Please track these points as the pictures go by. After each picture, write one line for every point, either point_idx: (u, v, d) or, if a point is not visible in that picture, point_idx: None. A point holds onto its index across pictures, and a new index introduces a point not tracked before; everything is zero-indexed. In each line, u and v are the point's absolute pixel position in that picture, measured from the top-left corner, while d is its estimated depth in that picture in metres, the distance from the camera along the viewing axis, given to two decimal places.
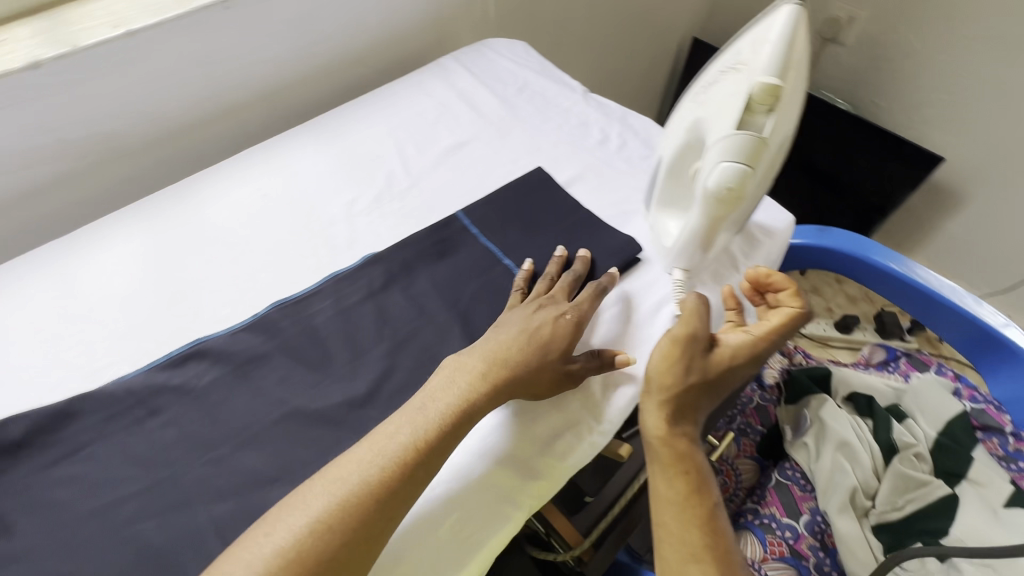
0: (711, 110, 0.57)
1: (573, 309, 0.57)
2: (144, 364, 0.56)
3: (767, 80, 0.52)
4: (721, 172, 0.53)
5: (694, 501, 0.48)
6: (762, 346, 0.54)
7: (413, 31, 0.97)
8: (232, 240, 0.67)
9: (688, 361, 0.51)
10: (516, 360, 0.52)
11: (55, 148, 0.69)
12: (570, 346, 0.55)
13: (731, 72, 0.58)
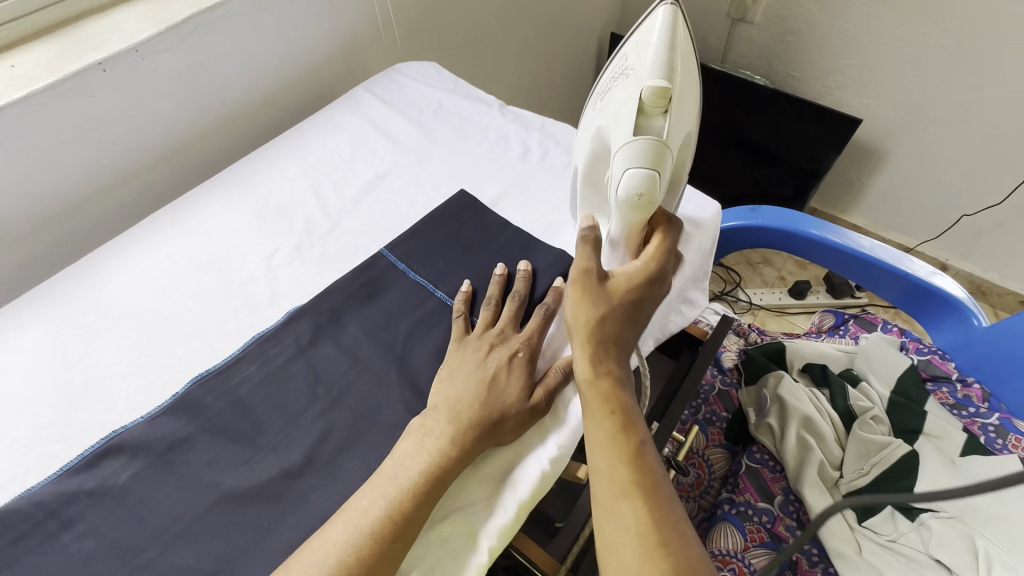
0: (613, 118, 0.56)
1: (523, 341, 0.56)
2: (54, 471, 0.51)
3: (654, 81, 0.51)
4: (628, 180, 0.53)
5: (624, 442, 0.47)
6: (655, 266, 0.55)
7: (318, 66, 0.94)
8: (143, 317, 0.62)
9: (587, 296, 0.53)
10: (477, 412, 0.50)
11: None
12: (529, 383, 0.53)
13: (624, 76, 0.57)
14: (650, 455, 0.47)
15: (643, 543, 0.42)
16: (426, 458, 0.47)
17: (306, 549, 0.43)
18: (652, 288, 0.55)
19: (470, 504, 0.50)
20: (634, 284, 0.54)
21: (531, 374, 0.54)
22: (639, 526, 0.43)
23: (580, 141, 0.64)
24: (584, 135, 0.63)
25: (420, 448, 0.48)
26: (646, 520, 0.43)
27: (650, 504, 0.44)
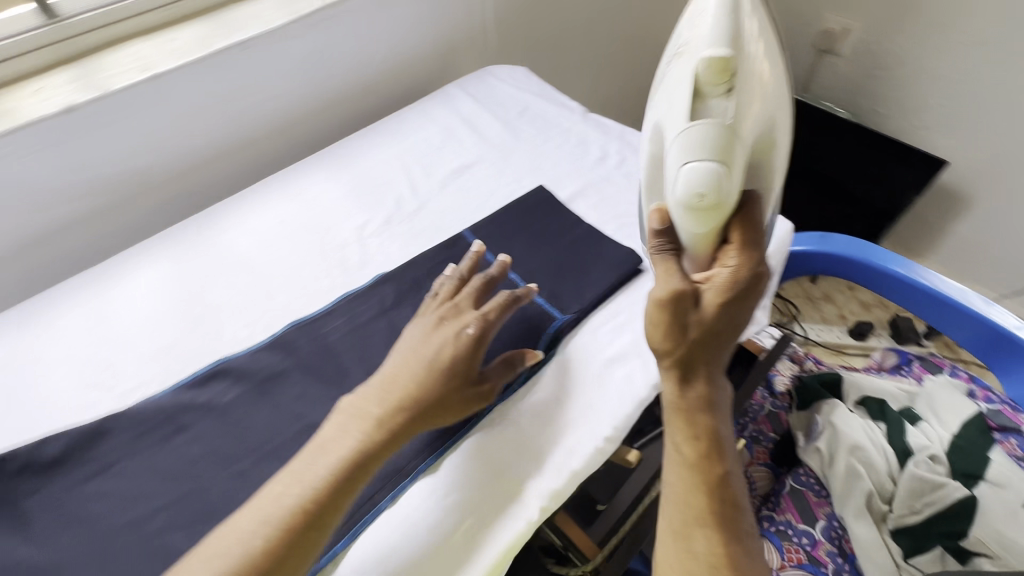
0: (667, 104, 0.57)
1: (477, 319, 0.54)
2: (171, 384, 0.59)
3: (712, 56, 0.52)
4: (691, 168, 0.53)
5: (706, 472, 0.49)
6: (751, 278, 0.51)
7: (419, 63, 1.02)
8: (251, 265, 0.70)
9: (672, 311, 0.50)
10: (417, 387, 0.50)
11: (88, 185, 0.73)
12: (472, 367, 0.52)
13: (675, 60, 0.58)
14: (731, 488, 0.49)
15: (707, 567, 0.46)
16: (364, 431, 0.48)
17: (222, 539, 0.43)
18: (744, 299, 0.51)
19: (525, 467, 0.54)
20: (723, 295, 0.51)
21: (478, 359, 0.53)
22: (707, 554, 0.47)
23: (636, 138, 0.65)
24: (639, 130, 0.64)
25: (353, 428, 0.48)
26: (716, 549, 0.47)
27: (721, 533, 0.47)
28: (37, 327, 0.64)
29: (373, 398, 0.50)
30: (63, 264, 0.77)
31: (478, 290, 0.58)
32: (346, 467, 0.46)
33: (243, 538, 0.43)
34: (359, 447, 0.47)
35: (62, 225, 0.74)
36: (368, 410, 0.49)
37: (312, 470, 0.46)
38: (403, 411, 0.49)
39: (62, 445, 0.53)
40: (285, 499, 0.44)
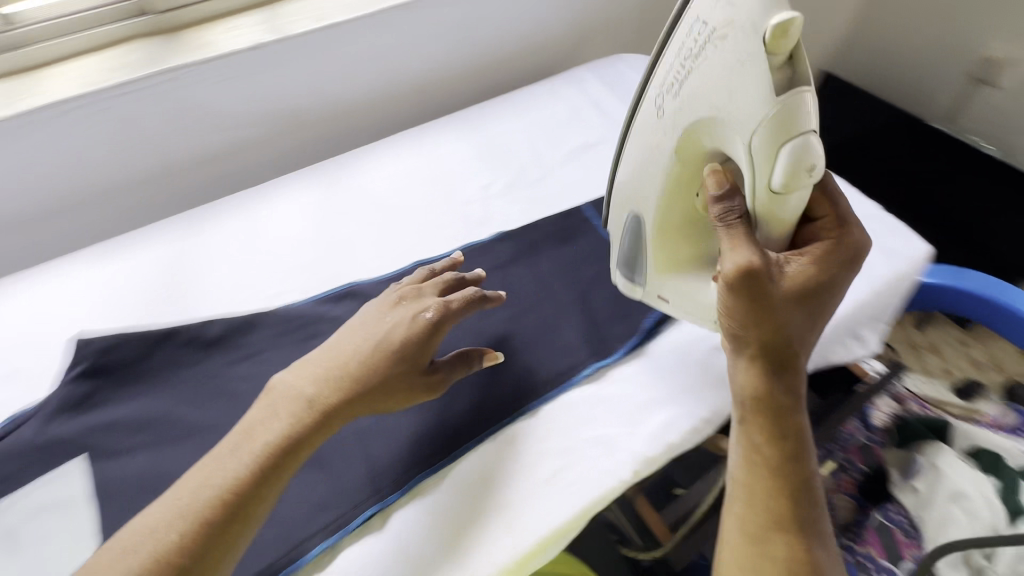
0: (713, 84, 0.48)
1: (432, 305, 0.54)
2: (310, 296, 0.66)
3: (780, 25, 0.41)
4: (785, 152, 0.45)
5: (784, 469, 0.48)
6: (828, 270, 0.50)
7: (553, 42, 1.05)
8: (384, 205, 0.77)
9: (754, 292, 0.48)
10: (344, 373, 0.50)
11: (255, 116, 0.83)
12: (423, 357, 0.52)
13: (715, 29, 0.46)
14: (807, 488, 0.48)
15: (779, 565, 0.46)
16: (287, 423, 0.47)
17: (124, 546, 0.41)
18: (825, 290, 0.50)
19: (619, 430, 0.56)
20: (806, 282, 0.49)
21: (428, 346, 0.53)
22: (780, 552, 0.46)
23: (650, 131, 0.55)
24: (660, 121, 0.53)
25: (273, 412, 0.48)
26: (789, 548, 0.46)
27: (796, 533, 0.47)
28: (204, 230, 0.71)
29: (300, 383, 0.50)
30: (221, 182, 0.87)
31: (433, 284, 0.58)
32: (267, 454, 0.46)
33: (145, 538, 0.42)
34: (273, 435, 0.47)
35: (227, 148, 0.83)
36: (289, 397, 0.49)
37: (222, 462, 0.45)
38: (335, 393, 0.49)
39: (220, 328, 0.61)
40: (212, 482, 0.44)
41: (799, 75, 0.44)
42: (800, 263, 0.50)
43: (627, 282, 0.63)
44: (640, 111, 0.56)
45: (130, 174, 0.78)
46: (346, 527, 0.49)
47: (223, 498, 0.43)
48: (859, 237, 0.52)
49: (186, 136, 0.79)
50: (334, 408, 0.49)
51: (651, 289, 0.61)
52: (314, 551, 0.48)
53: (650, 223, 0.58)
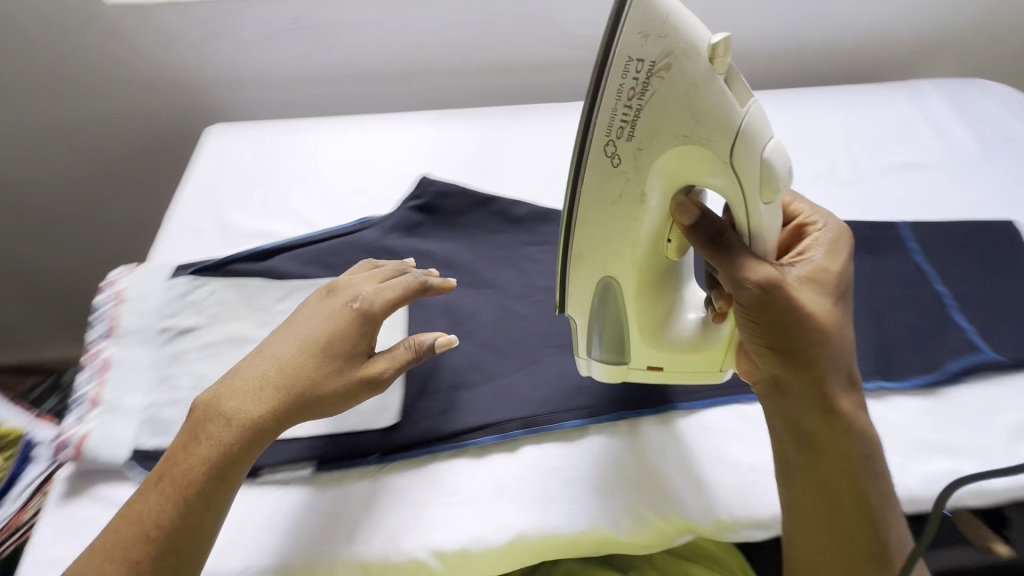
0: (661, 115, 0.41)
1: (361, 294, 0.52)
2: None
3: (721, 41, 0.39)
4: (772, 153, 0.42)
5: (856, 487, 0.45)
6: (833, 266, 0.48)
7: (896, 47, 0.94)
8: None
9: (782, 306, 0.44)
10: (267, 385, 0.46)
11: (584, 40, 0.87)
12: (359, 343, 0.49)
13: (655, 54, 0.40)
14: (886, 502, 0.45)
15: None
16: (211, 438, 0.44)
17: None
18: (840, 284, 0.48)
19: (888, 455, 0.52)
20: (819, 279, 0.47)
21: (367, 330, 0.50)
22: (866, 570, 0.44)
23: (608, 186, 0.44)
24: (616, 170, 0.44)
25: (196, 436, 0.44)
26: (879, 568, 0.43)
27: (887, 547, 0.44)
28: (516, 126, 0.81)
29: (218, 398, 0.46)
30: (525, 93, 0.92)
31: (367, 279, 0.54)
32: (196, 479, 0.43)
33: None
34: (193, 460, 0.44)
35: (552, 63, 0.89)
36: (214, 410, 0.46)
37: (156, 504, 0.42)
38: (263, 403, 0.46)
39: (524, 211, 0.68)
40: (146, 512, 0.42)
41: (742, 89, 0.41)
42: (814, 257, 0.49)
43: (599, 364, 0.53)
44: (583, 168, 0.44)
45: (472, 62, 0.88)
46: (600, 417, 0.54)
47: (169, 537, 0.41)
48: (840, 223, 0.52)
49: (529, 42, 0.87)
50: (269, 416, 0.46)
51: (637, 364, 0.52)
52: (571, 423, 0.53)
53: (633, 284, 0.49)
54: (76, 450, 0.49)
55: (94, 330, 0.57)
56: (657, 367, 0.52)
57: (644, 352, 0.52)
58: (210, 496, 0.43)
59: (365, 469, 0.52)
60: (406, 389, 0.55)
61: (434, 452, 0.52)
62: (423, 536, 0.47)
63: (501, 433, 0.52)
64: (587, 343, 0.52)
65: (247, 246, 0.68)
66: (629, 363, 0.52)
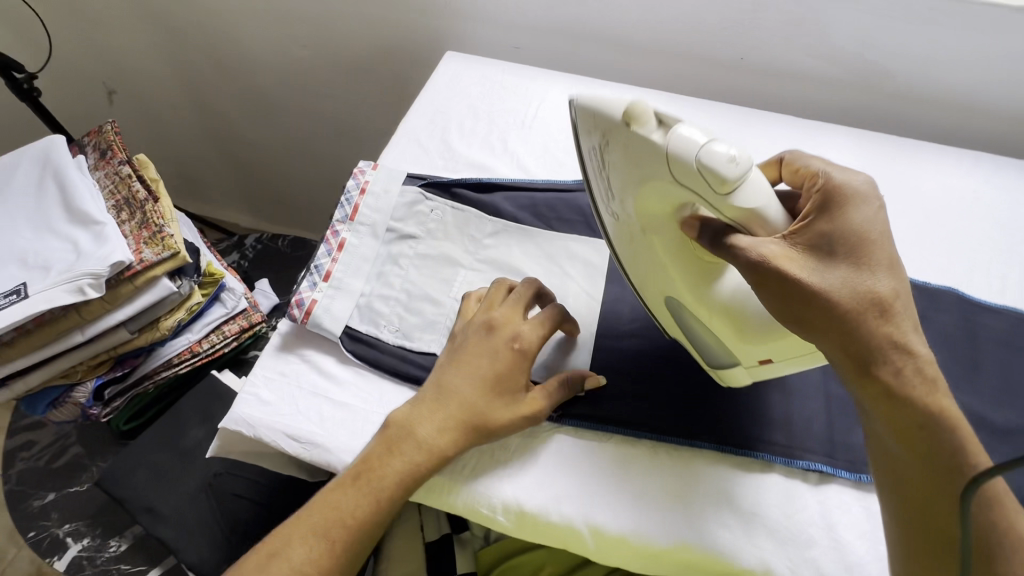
0: (624, 178, 0.45)
1: (521, 334, 0.50)
2: None
3: (627, 107, 0.40)
4: (706, 161, 0.38)
5: (927, 465, 0.39)
6: (848, 224, 0.41)
7: None
8: (928, 211, 0.70)
9: (775, 294, 0.40)
10: (446, 412, 0.47)
11: (850, 57, 0.78)
12: (510, 378, 0.49)
13: (598, 141, 0.45)
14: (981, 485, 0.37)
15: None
16: (399, 460, 0.46)
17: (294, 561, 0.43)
18: (852, 251, 0.41)
19: None
20: (825, 248, 0.41)
21: (520, 368, 0.49)
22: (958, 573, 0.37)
23: (624, 235, 0.50)
24: (619, 220, 0.49)
25: (390, 449, 0.46)
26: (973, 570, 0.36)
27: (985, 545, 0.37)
28: (746, 129, 0.76)
29: (411, 420, 0.48)
30: (757, 99, 0.87)
31: (513, 307, 0.51)
32: (387, 495, 0.45)
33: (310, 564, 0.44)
34: (388, 471, 0.46)
35: (799, 74, 0.82)
36: (403, 437, 0.47)
37: (353, 498, 0.45)
38: (444, 437, 0.47)
39: None
40: (337, 513, 0.45)
41: (670, 118, 0.40)
42: (817, 219, 0.42)
43: (722, 371, 0.51)
44: (609, 228, 0.52)
45: (715, 53, 0.83)
46: (790, 460, 0.50)
47: (358, 527, 0.45)
48: (864, 178, 0.44)
49: (786, 47, 0.80)
50: (453, 447, 0.47)
51: (749, 363, 0.47)
52: (760, 455, 0.50)
53: (686, 298, 0.47)
54: (305, 312, 0.56)
55: (337, 211, 0.62)
56: (766, 360, 0.46)
57: (747, 351, 0.46)
58: (398, 502, 0.46)
59: (540, 422, 0.52)
60: (593, 361, 0.55)
61: (609, 431, 0.52)
62: (585, 510, 0.48)
63: (682, 438, 0.51)
64: (705, 355, 0.51)
65: (463, 174, 0.71)
66: (743, 364, 0.48)
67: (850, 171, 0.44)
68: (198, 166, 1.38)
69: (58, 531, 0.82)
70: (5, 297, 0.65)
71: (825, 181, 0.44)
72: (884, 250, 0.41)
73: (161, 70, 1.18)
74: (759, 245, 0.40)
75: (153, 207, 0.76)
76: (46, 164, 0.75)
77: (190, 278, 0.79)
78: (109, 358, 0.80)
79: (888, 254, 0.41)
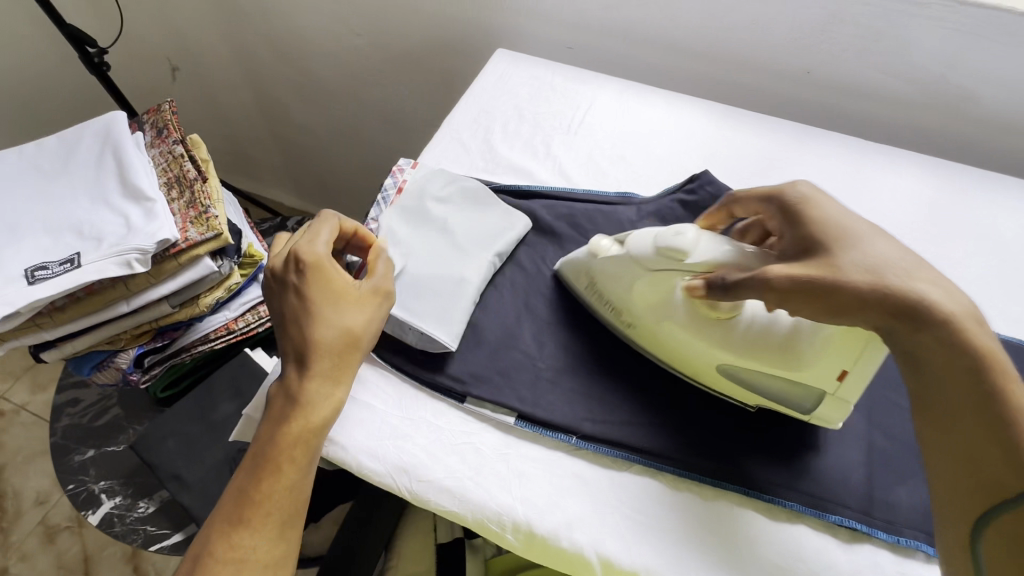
0: (620, 293, 0.54)
1: (307, 255, 0.47)
2: None
3: (592, 244, 0.55)
4: (664, 242, 0.49)
5: (987, 417, 0.37)
6: (813, 219, 0.46)
7: None
8: (1002, 253, 0.64)
9: (806, 305, 0.42)
10: (300, 359, 0.45)
11: (930, 79, 0.72)
12: (324, 289, 0.47)
13: (588, 282, 0.56)
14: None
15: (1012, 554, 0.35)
16: (291, 424, 0.44)
17: (230, 562, 0.40)
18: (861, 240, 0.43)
19: None
20: (809, 250, 0.45)
21: (325, 276, 0.47)
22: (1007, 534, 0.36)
23: (651, 344, 0.54)
24: (635, 327, 0.54)
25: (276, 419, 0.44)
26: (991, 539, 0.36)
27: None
28: (804, 149, 0.72)
29: (287, 385, 0.45)
30: (820, 116, 0.82)
31: (307, 241, 0.49)
32: (293, 460, 0.43)
33: (254, 551, 0.41)
34: (281, 435, 0.43)
35: (870, 92, 0.77)
36: (282, 405, 0.45)
37: (254, 477, 0.42)
38: (310, 379, 0.45)
39: None
40: (250, 496, 0.42)
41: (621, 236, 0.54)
42: (787, 233, 0.47)
43: (811, 410, 0.49)
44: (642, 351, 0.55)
45: (779, 65, 0.79)
46: (822, 513, 0.47)
47: (277, 495, 0.42)
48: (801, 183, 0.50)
49: (859, 62, 0.74)
50: (332, 383, 0.45)
51: (830, 388, 0.47)
52: (787, 504, 0.47)
53: (731, 354, 0.49)
54: None
55: (373, 209, 0.63)
56: (842, 373, 0.46)
57: (819, 374, 0.46)
58: (308, 459, 0.43)
59: (558, 442, 0.51)
60: (617, 386, 0.53)
61: (628, 460, 0.50)
62: (596, 538, 0.47)
63: (705, 476, 0.49)
64: (791, 406, 0.49)
65: (502, 178, 0.69)
66: (827, 391, 0.47)
67: (790, 185, 0.50)
68: (250, 144, 1.43)
69: (94, 487, 0.87)
70: (59, 265, 0.68)
71: (774, 198, 0.50)
72: (859, 226, 0.44)
73: (220, 50, 1.22)
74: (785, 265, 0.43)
75: (201, 187, 0.79)
76: (106, 139, 0.79)
77: (230, 259, 0.81)
78: (151, 329, 0.83)
79: (863, 226, 0.44)
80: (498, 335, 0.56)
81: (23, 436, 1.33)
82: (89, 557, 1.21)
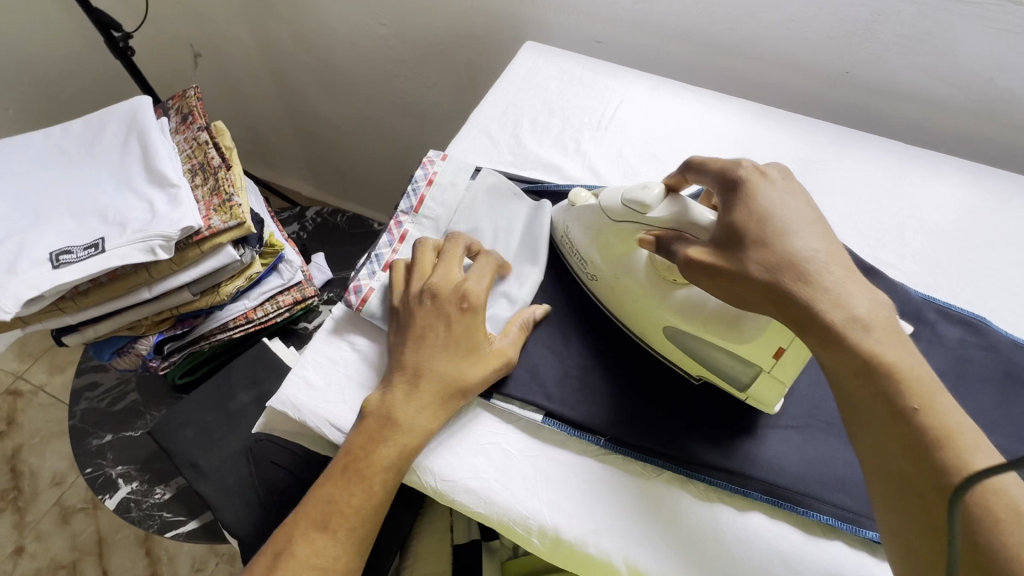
0: (588, 244, 0.55)
1: (467, 293, 0.50)
2: (924, 293, 0.60)
3: (572, 194, 0.57)
4: (629, 198, 0.50)
5: (893, 415, 0.36)
6: (741, 201, 0.44)
7: None
8: None
9: (705, 280, 0.43)
10: (417, 387, 0.47)
11: (977, 81, 0.70)
12: (468, 332, 0.49)
13: (564, 234, 0.58)
14: (939, 424, 0.35)
15: (964, 560, 0.32)
16: (387, 445, 0.46)
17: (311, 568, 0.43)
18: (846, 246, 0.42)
19: None
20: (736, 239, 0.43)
21: (473, 320, 0.50)
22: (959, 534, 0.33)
23: (608, 296, 0.55)
24: (597, 282, 0.56)
25: (373, 437, 0.46)
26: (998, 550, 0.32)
27: (999, 503, 0.33)
28: (842, 151, 0.70)
29: (388, 404, 0.47)
30: (857, 117, 0.79)
31: (475, 278, 0.52)
32: (382, 482, 0.45)
33: (333, 562, 0.43)
34: (374, 456, 0.45)
35: (911, 94, 0.74)
36: (379, 425, 0.46)
37: (344, 488, 0.45)
38: (417, 408, 0.47)
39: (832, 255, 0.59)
40: (336, 507, 0.44)
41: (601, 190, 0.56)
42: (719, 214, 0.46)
43: (748, 386, 0.49)
44: (602, 303, 0.56)
45: (816, 63, 0.77)
46: (858, 529, 0.45)
47: (361, 512, 0.45)
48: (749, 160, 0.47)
49: (902, 63, 0.72)
50: (435, 419, 0.47)
51: (767, 367, 0.46)
52: (822, 517, 0.46)
53: (672, 315, 0.49)
54: (360, 300, 0.55)
55: (403, 201, 0.62)
56: (777, 351, 0.45)
57: (752, 349, 0.46)
58: (395, 483, 0.46)
59: (586, 445, 0.50)
60: (646, 388, 0.52)
61: (658, 466, 0.49)
62: (624, 545, 0.45)
63: (738, 486, 0.47)
64: (728, 378, 0.50)
65: (530, 173, 0.68)
66: (763, 367, 0.47)
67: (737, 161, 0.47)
68: (268, 131, 1.42)
69: (112, 472, 0.88)
70: (84, 250, 0.68)
71: (717, 173, 0.47)
72: (787, 217, 0.43)
73: (241, 37, 1.21)
74: (815, 260, 0.41)
75: (224, 174, 0.78)
76: (132, 124, 0.78)
77: (252, 248, 0.81)
78: (172, 316, 0.83)
79: (790, 216, 0.43)
80: (526, 333, 0.55)
81: (41, 417, 1.35)
82: (104, 539, 1.22)
